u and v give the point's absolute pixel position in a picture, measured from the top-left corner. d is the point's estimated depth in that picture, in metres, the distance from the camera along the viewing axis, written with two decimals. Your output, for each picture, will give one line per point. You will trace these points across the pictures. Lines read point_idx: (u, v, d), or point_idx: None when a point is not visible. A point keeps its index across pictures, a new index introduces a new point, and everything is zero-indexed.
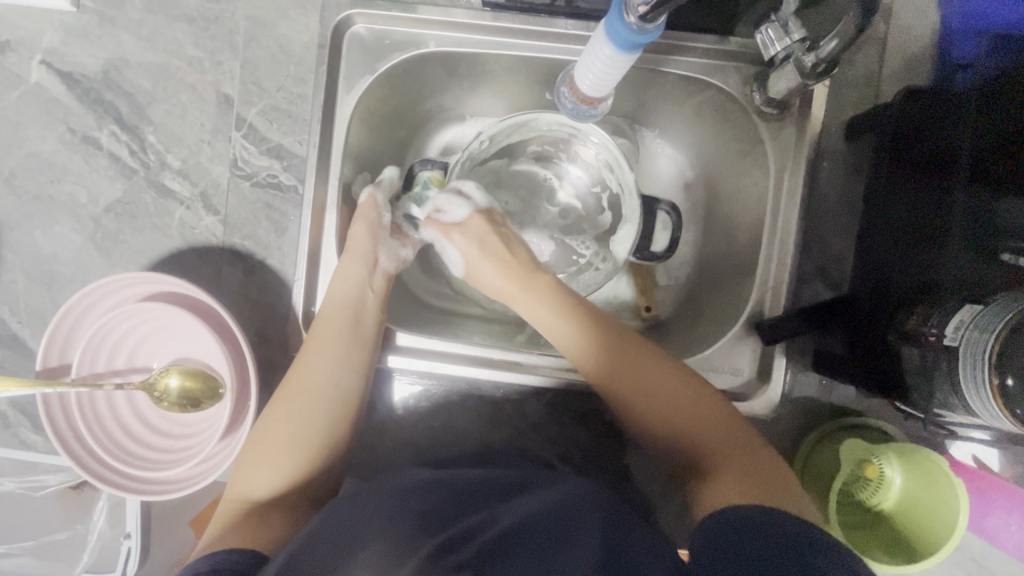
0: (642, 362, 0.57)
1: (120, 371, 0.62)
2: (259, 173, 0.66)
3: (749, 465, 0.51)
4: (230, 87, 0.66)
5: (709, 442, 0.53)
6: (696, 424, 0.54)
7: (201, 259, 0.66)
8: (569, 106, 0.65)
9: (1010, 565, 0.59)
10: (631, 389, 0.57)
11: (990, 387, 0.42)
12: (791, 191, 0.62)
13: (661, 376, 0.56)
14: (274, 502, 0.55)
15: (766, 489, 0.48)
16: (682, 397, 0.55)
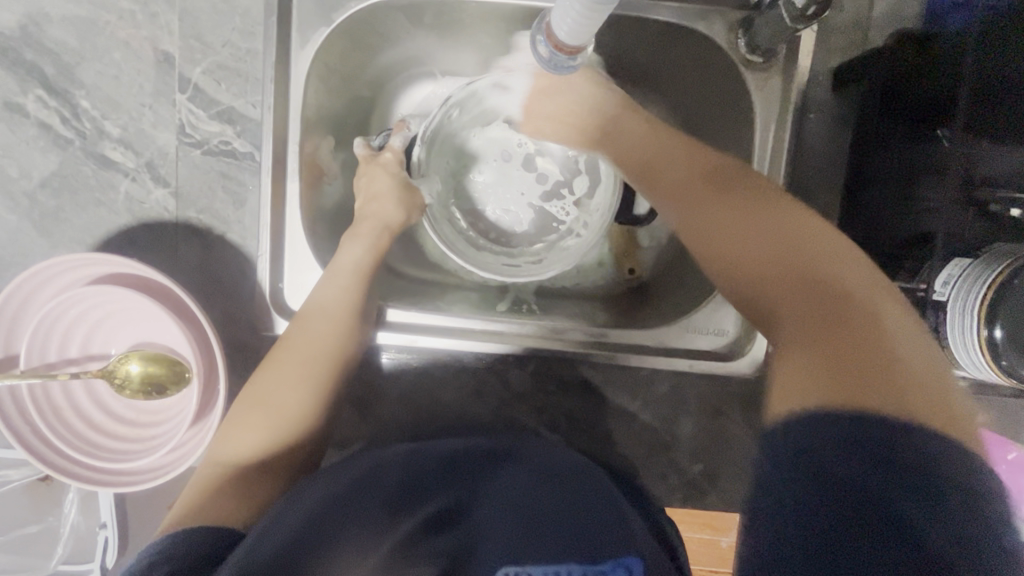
0: (721, 214, 0.49)
1: (75, 360, 0.58)
2: (210, 140, 0.60)
3: (795, 305, 0.41)
4: (169, 43, 0.59)
5: (829, 272, 0.41)
6: (791, 295, 0.42)
7: (154, 236, 0.61)
8: (545, 58, 0.59)
9: None
10: (695, 237, 0.50)
11: (979, 339, 0.43)
12: (777, 143, 0.60)
13: (730, 229, 0.48)
14: (254, 468, 0.54)
15: (846, 349, 0.38)
16: (783, 249, 0.43)
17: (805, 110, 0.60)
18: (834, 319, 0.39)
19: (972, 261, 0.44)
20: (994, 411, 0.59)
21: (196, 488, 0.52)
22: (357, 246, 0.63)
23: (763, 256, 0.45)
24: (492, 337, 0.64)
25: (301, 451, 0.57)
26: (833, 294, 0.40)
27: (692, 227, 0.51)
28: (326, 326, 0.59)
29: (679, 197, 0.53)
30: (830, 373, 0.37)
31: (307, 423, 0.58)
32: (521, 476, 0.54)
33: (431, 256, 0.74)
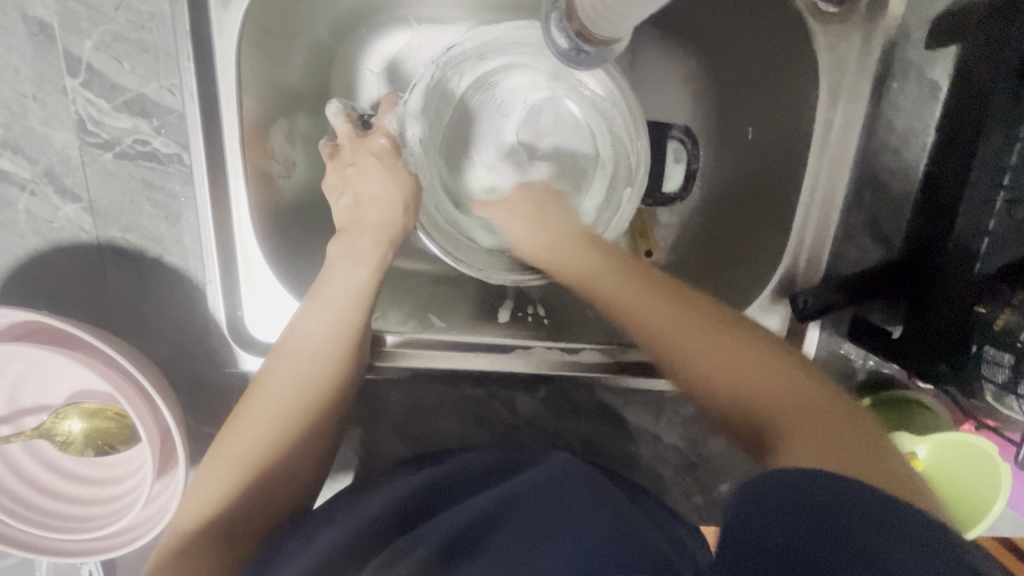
0: (695, 327, 0.45)
1: (6, 419, 0.49)
2: (121, 139, 0.47)
3: (805, 425, 0.38)
4: (44, 8, 0.44)
5: (751, 381, 0.41)
6: (765, 380, 0.41)
7: (72, 263, 0.49)
8: (561, 45, 0.45)
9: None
10: (692, 367, 0.43)
11: None
12: (842, 119, 0.48)
13: (720, 351, 0.43)
14: (219, 534, 0.45)
15: (839, 441, 0.36)
16: (790, 386, 0.40)
17: (887, 77, 0.48)
18: (833, 423, 0.37)
19: None
20: None
21: (170, 552, 0.44)
22: (356, 267, 0.51)
23: (775, 389, 0.40)
24: (497, 357, 0.56)
25: (282, 509, 0.48)
26: (818, 398, 0.40)
27: (658, 310, 0.46)
28: (315, 366, 0.49)
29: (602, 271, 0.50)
30: (836, 456, 0.35)
31: (286, 478, 0.48)
32: (515, 485, 0.48)
33: (420, 255, 0.63)
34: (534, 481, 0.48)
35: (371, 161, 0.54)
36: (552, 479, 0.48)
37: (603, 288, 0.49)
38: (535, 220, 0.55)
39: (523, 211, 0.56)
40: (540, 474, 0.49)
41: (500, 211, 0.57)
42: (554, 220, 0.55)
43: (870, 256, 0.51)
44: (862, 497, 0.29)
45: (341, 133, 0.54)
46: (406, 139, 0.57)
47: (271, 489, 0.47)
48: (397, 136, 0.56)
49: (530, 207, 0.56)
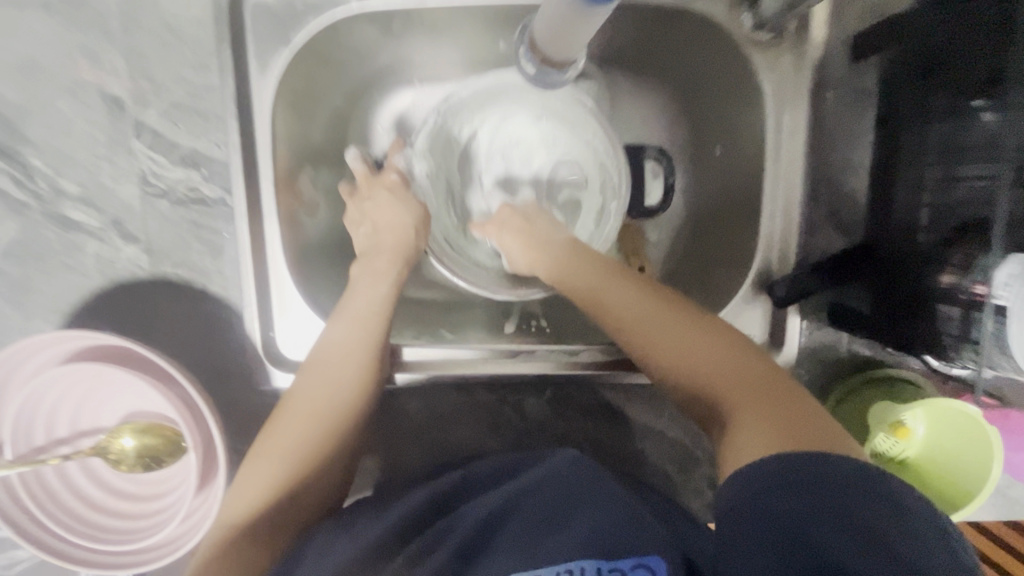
0: (651, 314, 0.50)
1: (65, 440, 0.54)
2: (176, 188, 0.55)
3: (748, 400, 0.42)
4: (118, 86, 0.54)
5: (701, 371, 0.46)
6: (713, 362, 0.46)
7: (131, 297, 0.57)
8: (530, 71, 0.57)
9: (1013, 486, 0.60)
10: (664, 360, 0.48)
11: None
12: (791, 128, 0.56)
13: (666, 328, 0.49)
14: (262, 525, 0.49)
15: (793, 418, 0.39)
16: (735, 370, 0.45)
17: (823, 89, 0.55)
18: (778, 401, 0.41)
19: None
20: None
21: (212, 543, 0.48)
22: (377, 284, 0.58)
23: (728, 374, 0.45)
24: (509, 364, 0.61)
25: (314, 505, 0.53)
26: (759, 377, 0.44)
27: (662, 320, 0.49)
28: (343, 372, 0.55)
29: (582, 267, 0.55)
30: (774, 424, 0.39)
31: (317, 476, 0.53)
32: (523, 483, 0.50)
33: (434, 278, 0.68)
34: (539, 477, 0.50)
35: (385, 195, 0.61)
36: (558, 479, 0.50)
37: (570, 277, 0.55)
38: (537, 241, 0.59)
39: (517, 232, 0.60)
40: (544, 472, 0.51)
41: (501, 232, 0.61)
42: (555, 228, 0.60)
43: (833, 245, 0.56)
44: (872, 505, 0.31)
45: (358, 173, 0.62)
46: (415, 177, 0.66)
47: (304, 486, 0.52)
48: (405, 172, 0.64)
49: (546, 229, 0.60)
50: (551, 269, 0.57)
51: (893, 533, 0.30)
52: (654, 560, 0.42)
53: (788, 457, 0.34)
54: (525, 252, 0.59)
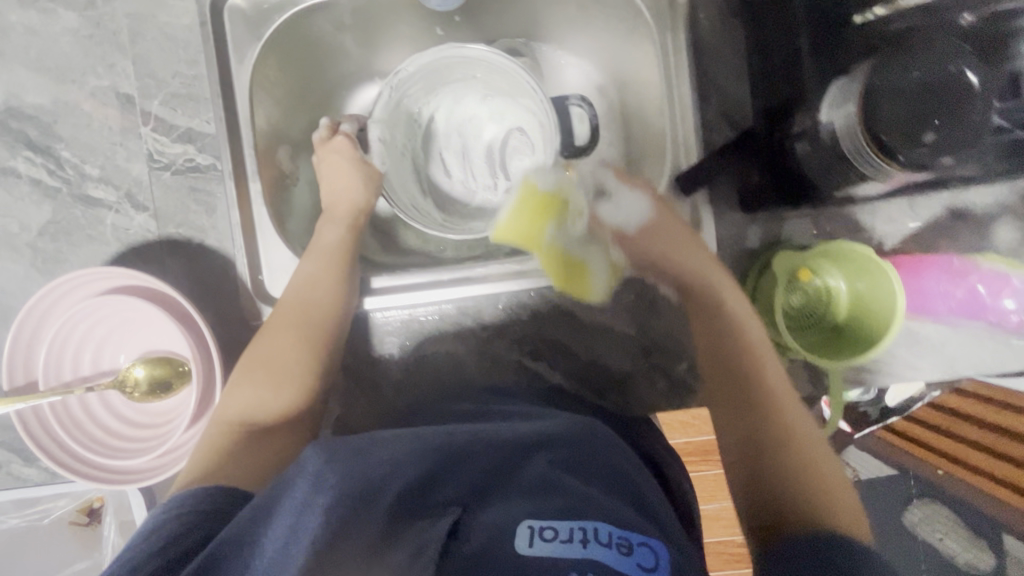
0: (726, 342, 0.61)
1: (89, 377, 0.63)
2: (176, 161, 0.67)
3: (781, 463, 0.53)
4: (129, 86, 0.67)
5: (769, 406, 0.56)
6: (762, 419, 0.56)
7: (143, 256, 0.68)
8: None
9: (944, 338, 0.65)
10: (719, 382, 0.60)
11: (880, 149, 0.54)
12: (677, 47, 0.65)
13: (736, 327, 0.61)
14: (261, 422, 0.57)
15: (804, 476, 0.52)
16: (793, 428, 0.55)
17: (695, 13, 0.65)
18: (809, 471, 0.52)
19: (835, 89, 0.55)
20: (933, 242, 0.65)
21: (211, 439, 0.55)
22: (336, 227, 0.70)
23: (799, 441, 0.54)
24: (464, 285, 0.67)
25: (305, 407, 0.61)
26: (803, 440, 0.55)
27: (737, 343, 0.60)
28: (318, 292, 0.63)
29: (663, 237, 0.63)
30: (803, 493, 0.50)
31: (305, 381, 0.61)
32: (519, 438, 0.52)
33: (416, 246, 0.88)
34: (551, 438, 0.54)
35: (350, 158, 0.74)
36: (555, 442, 0.53)
37: (646, 242, 0.64)
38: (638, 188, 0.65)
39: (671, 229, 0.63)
40: (536, 430, 0.55)
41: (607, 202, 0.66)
42: (685, 257, 0.62)
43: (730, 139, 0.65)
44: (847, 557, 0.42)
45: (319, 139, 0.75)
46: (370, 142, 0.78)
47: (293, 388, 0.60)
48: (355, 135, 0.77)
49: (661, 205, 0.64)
50: (681, 269, 0.62)
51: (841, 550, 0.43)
52: (658, 546, 0.44)
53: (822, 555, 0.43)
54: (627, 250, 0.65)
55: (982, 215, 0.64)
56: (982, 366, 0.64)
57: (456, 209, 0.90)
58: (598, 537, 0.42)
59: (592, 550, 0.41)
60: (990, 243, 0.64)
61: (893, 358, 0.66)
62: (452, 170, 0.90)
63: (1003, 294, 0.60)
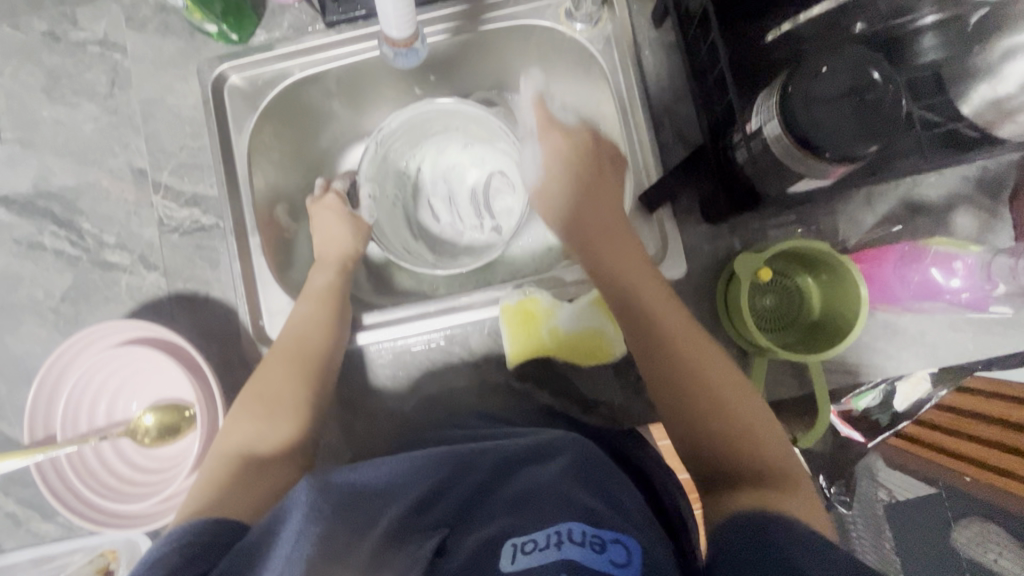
0: (661, 303, 0.60)
1: (102, 427, 0.67)
2: (183, 223, 0.74)
3: (738, 433, 0.54)
4: (142, 161, 0.75)
5: (701, 375, 0.57)
6: (705, 370, 0.57)
7: (154, 311, 0.73)
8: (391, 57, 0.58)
9: (919, 326, 0.66)
10: (648, 360, 0.59)
11: (803, 154, 0.48)
12: (628, 83, 0.71)
13: (664, 300, 0.61)
14: (258, 451, 0.60)
15: (752, 454, 0.53)
16: (727, 375, 0.57)
17: (643, 51, 0.72)
18: (749, 429, 0.54)
19: (761, 99, 0.52)
20: (896, 235, 0.67)
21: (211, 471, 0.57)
22: (327, 273, 0.77)
23: (734, 399, 0.56)
24: (446, 313, 0.71)
25: (301, 436, 0.63)
26: (744, 394, 0.56)
27: (668, 332, 0.59)
28: (311, 331, 0.68)
29: (591, 206, 0.68)
30: (756, 477, 0.51)
31: (302, 414, 0.64)
32: (516, 451, 0.54)
33: (410, 284, 0.93)
34: (536, 446, 0.54)
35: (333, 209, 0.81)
36: (542, 450, 0.54)
37: (579, 226, 0.68)
38: (574, 182, 0.71)
39: (602, 214, 0.68)
40: (536, 443, 0.55)
41: (546, 194, 0.73)
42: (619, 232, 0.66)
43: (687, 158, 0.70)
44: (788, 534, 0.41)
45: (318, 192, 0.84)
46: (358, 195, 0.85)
47: (290, 420, 0.63)
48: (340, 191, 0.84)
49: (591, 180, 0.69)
50: (600, 220, 0.67)
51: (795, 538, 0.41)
52: (631, 542, 0.43)
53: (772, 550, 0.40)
54: (575, 234, 0.68)
55: (939, 207, 0.67)
56: (960, 350, 0.66)
57: (448, 250, 0.96)
58: (572, 537, 0.42)
59: (566, 552, 0.41)
60: (951, 232, 0.67)
61: (872, 350, 0.67)
62: (439, 214, 0.97)
63: (953, 273, 0.60)
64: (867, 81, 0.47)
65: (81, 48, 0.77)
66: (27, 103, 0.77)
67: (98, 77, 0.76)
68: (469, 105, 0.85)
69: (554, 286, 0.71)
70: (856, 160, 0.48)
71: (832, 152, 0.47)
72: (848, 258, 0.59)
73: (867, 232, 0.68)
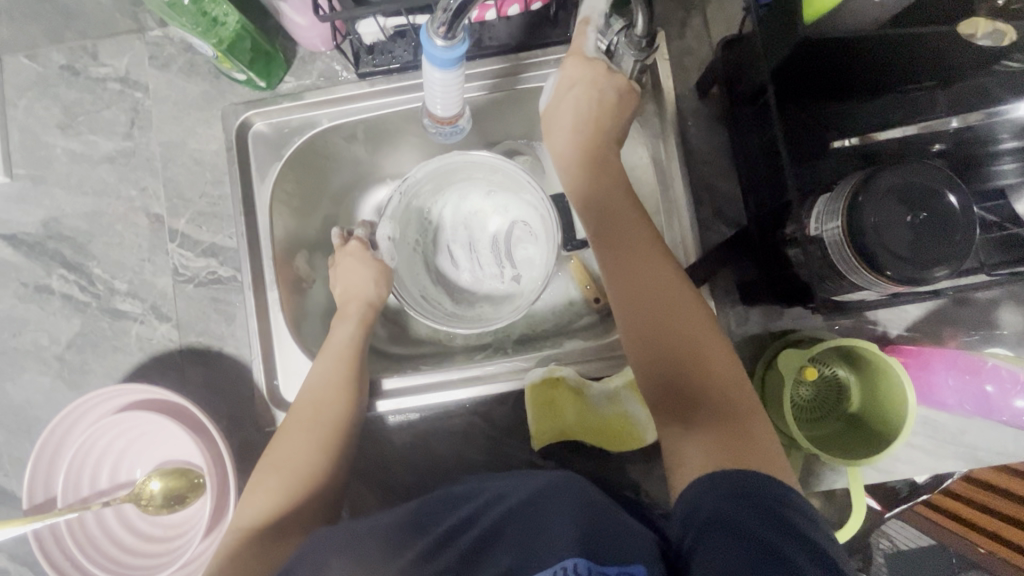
0: (655, 272, 0.57)
1: (106, 490, 0.64)
2: (200, 273, 0.71)
3: (718, 405, 0.52)
4: (159, 206, 0.72)
5: (690, 348, 0.55)
6: (692, 341, 0.55)
7: (164, 365, 0.70)
8: (434, 131, 0.57)
9: (960, 424, 0.64)
10: (627, 294, 0.58)
11: (863, 270, 0.46)
12: (668, 153, 0.68)
13: (658, 266, 0.58)
14: (272, 528, 0.56)
15: (735, 429, 0.51)
16: (714, 347, 0.55)
17: (686, 121, 0.70)
18: (730, 402, 0.52)
19: (827, 198, 0.49)
20: (939, 328, 0.65)
21: (224, 551, 0.54)
22: (347, 325, 0.72)
23: (720, 373, 0.54)
24: (469, 383, 0.68)
25: (318, 510, 0.59)
26: (731, 371, 0.54)
27: (652, 278, 0.57)
28: (331, 395, 0.63)
29: (590, 165, 0.63)
30: (732, 446, 0.49)
31: (319, 486, 0.59)
32: (524, 493, 0.53)
33: (425, 334, 0.90)
34: (538, 491, 0.52)
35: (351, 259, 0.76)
36: (542, 495, 0.52)
37: (577, 185, 0.64)
38: (584, 122, 0.63)
39: (606, 167, 0.63)
40: (538, 488, 0.53)
41: (551, 114, 0.65)
42: (619, 193, 0.62)
43: (726, 235, 0.68)
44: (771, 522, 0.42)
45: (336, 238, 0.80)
46: (377, 240, 0.81)
47: (306, 494, 0.59)
48: (365, 239, 0.79)
49: (594, 128, 0.63)
50: (603, 178, 0.62)
51: (777, 529, 0.41)
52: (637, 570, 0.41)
53: (754, 535, 0.41)
54: (576, 188, 0.64)
55: (985, 301, 0.65)
56: (1001, 450, 0.63)
57: (466, 297, 0.91)
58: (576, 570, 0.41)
59: None
60: (994, 327, 0.65)
61: (912, 446, 0.64)
62: (459, 260, 0.92)
63: (1013, 394, 0.58)
64: (937, 200, 0.45)
65: (100, 85, 0.74)
66: (41, 139, 0.74)
67: (117, 116, 0.74)
68: (502, 160, 0.80)
69: (583, 360, 0.67)
70: (919, 283, 0.46)
71: (895, 273, 0.45)
72: (893, 360, 0.57)
73: (910, 324, 0.65)
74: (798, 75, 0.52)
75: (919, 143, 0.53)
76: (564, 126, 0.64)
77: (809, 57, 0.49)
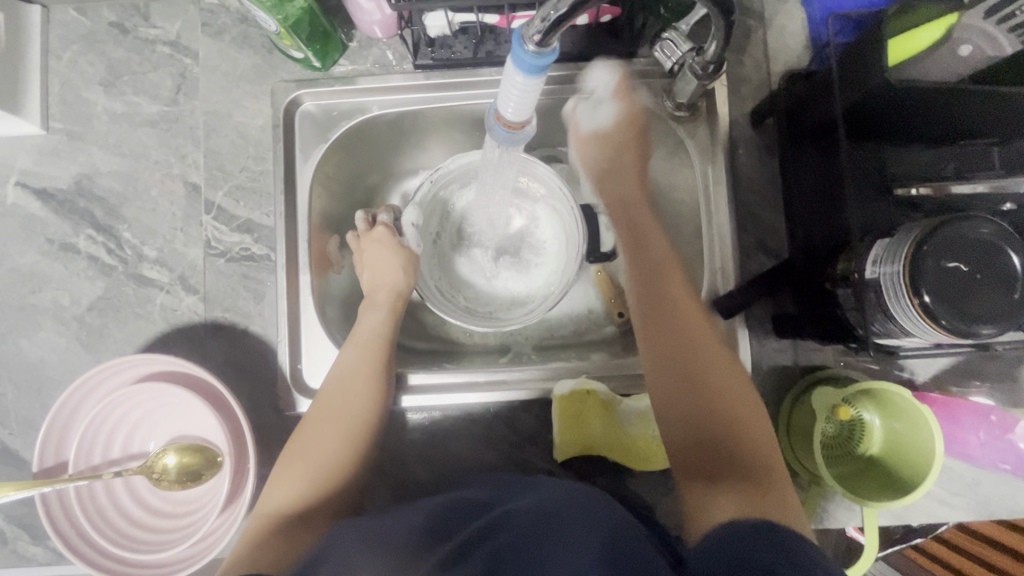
0: (686, 314, 0.59)
1: (117, 460, 0.63)
2: (232, 248, 0.70)
3: (743, 453, 0.51)
4: (197, 176, 0.71)
5: (718, 391, 0.54)
6: (719, 383, 0.55)
7: (186, 337, 0.69)
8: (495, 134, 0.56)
9: (976, 474, 0.65)
10: (657, 333, 0.59)
11: (920, 316, 0.46)
12: (717, 178, 0.68)
13: (690, 309, 0.59)
14: (295, 515, 0.55)
15: (758, 480, 0.49)
16: (742, 395, 0.55)
17: (736, 148, 0.70)
18: (754, 450, 0.51)
19: (886, 243, 0.49)
20: (964, 379, 0.66)
21: (246, 537, 0.54)
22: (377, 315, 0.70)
23: (745, 421, 0.53)
24: (495, 387, 0.68)
25: (339, 502, 0.58)
26: (757, 424, 0.53)
27: (681, 323, 0.58)
28: (360, 388, 0.62)
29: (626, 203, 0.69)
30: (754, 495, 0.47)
31: (342, 476, 0.59)
32: (545, 503, 0.51)
33: (445, 332, 0.89)
34: (562, 502, 0.51)
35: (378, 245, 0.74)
36: (565, 507, 0.50)
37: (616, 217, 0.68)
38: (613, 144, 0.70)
39: (623, 190, 0.70)
40: (559, 498, 0.51)
41: (590, 140, 0.72)
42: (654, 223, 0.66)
43: (766, 267, 0.68)
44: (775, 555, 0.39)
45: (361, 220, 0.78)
46: (404, 226, 0.79)
47: (328, 484, 0.58)
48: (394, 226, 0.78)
49: (631, 153, 0.70)
50: (631, 199, 0.69)
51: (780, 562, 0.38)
52: None
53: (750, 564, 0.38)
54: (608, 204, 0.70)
55: (1012, 357, 0.66)
56: (1012, 503, 0.64)
57: (482, 299, 0.87)
58: None
59: None
60: (1018, 384, 0.66)
61: (928, 492, 0.65)
62: (477, 260, 0.87)
63: None
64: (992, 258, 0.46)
65: (149, 46, 0.72)
66: (82, 95, 0.72)
67: (163, 80, 0.72)
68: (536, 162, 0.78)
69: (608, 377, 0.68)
70: (968, 336, 0.46)
71: (948, 322, 0.46)
72: (926, 410, 0.57)
73: (937, 372, 0.66)
74: (867, 115, 0.53)
75: (985, 199, 0.54)
76: (600, 154, 0.71)
77: (876, 102, 0.51)
